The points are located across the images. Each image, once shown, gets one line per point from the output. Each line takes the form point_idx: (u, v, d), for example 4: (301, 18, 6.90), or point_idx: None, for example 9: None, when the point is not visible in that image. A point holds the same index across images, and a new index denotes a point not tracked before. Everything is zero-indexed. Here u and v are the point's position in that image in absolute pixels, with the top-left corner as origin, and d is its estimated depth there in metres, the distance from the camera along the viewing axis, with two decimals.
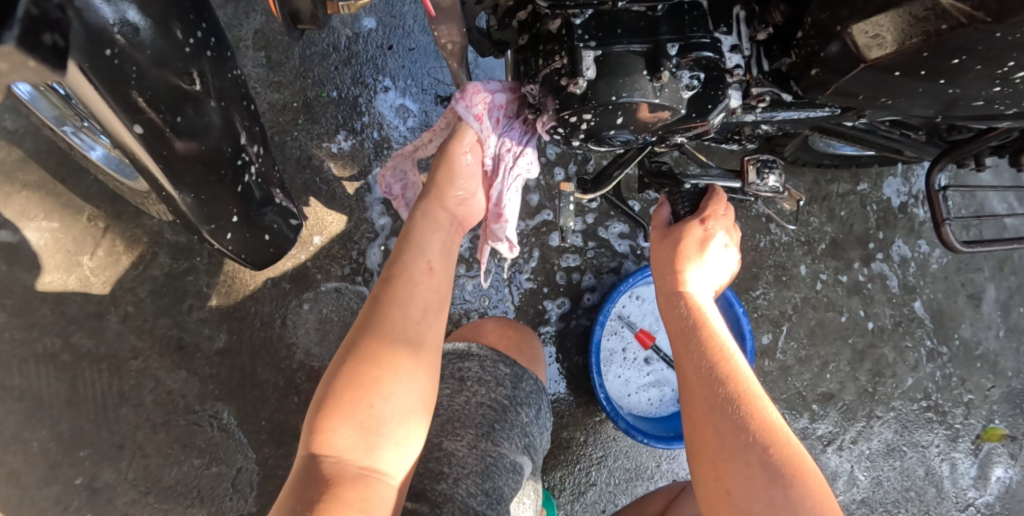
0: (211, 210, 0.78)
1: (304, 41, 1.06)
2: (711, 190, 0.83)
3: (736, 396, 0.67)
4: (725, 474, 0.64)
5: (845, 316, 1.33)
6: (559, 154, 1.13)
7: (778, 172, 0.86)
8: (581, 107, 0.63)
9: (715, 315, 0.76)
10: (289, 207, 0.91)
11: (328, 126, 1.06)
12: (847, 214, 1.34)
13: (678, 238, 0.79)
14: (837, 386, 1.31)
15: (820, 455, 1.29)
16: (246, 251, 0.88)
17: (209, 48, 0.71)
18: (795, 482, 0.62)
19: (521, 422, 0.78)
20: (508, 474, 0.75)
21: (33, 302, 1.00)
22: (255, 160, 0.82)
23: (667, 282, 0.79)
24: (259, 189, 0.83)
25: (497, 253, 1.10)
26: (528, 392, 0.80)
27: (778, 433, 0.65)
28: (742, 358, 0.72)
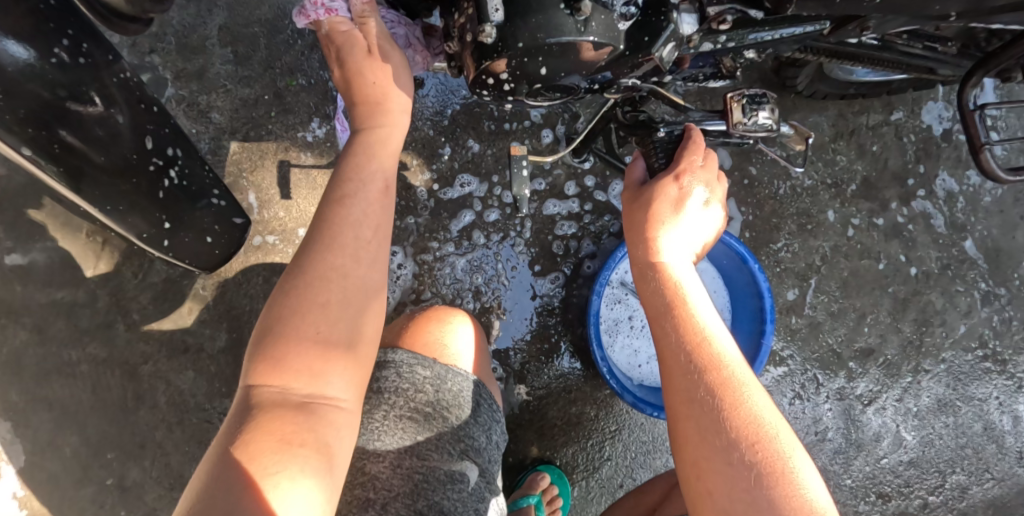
0: (139, 217, 0.79)
1: (269, 30, 1.03)
2: (689, 137, 0.74)
3: (713, 383, 0.62)
4: (706, 471, 0.59)
5: (883, 263, 1.22)
6: (545, 115, 1.07)
7: (768, 107, 0.77)
8: (497, 57, 0.58)
9: (691, 289, 0.69)
10: (231, 206, 0.91)
11: (301, 115, 1.04)
12: (879, 149, 1.22)
13: (649, 201, 0.72)
14: (877, 340, 1.21)
15: (860, 415, 1.20)
16: (190, 257, 0.88)
17: (84, 52, 0.70)
18: (776, 485, 0.57)
19: (450, 426, 0.73)
20: (445, 485, 0.70)
21: (49, 318, 1.03)
22: (172, 163, 0.82)
23: (640, 251, 0.71)
24: (188, 190, 0.84)
25: (487, 226, 1.05)
26: (456, 392, 0.76)
27: (761, 426, 0.60)
28: (726, 341, 0.66)
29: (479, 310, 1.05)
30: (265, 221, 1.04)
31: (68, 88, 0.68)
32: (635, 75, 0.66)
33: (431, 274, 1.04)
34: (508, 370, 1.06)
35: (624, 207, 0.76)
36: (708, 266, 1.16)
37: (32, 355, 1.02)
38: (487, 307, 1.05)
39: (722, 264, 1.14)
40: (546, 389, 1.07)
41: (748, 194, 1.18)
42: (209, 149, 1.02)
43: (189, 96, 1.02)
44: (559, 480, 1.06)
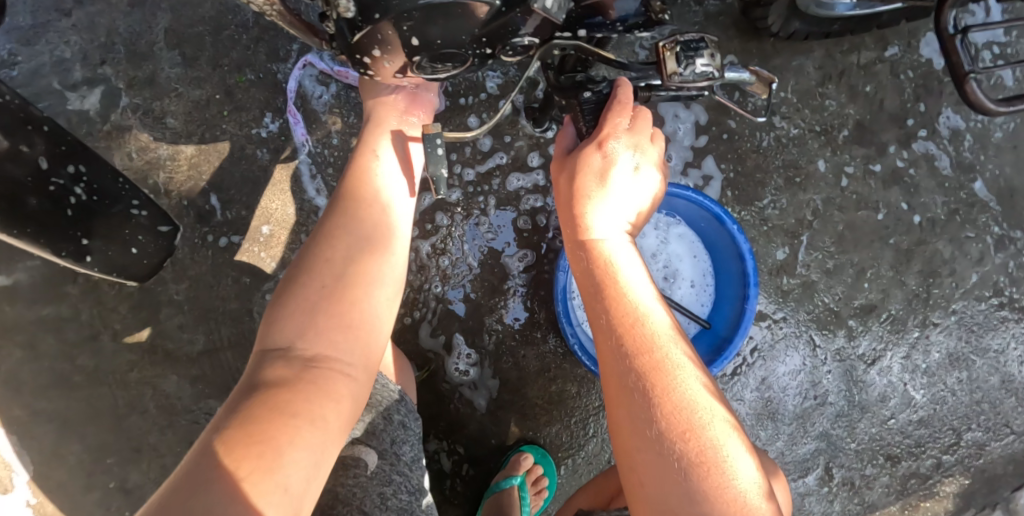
0: (54, 236, 0.89)
1: (213, 28, 1.02)
2: (616, 93, 0.66)
3: (644, 369, 0.56)
4: (637, 464, 0.54)
5: (883, 213, 1.14)
6: (501, 86, 1.03)
7: (706, 53, 0.69)
8: (361, 27, 0.57)
9: (624, 263, 0.63)
10: (153, 214, 0.97)
11: (252, 110, 1.02)
12: (872, 89, 1.13)
13: (574, 170, 0.66)
14: (880, 296, 1.14)
15: (863, 376, 1.14)
16: (115, 269, 0.95)
17: None
18: (705, 477, 0.53)
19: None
20: (338, 471, 0.65)
21: (38, 334, 1.05)
22: (79, 180, 0.91)
23: (570, 227, 0.66)
24: (99, 203, 0.93)
25: (448, 206, 1.01)
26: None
27: (695, 413, 0.55)
28: (660, 319, 0.60)
29: (448, 294, 1.02)
30: (229, 221, 1.03)
31: None
32: (528, 31, 0.61)
33: None
34: (482, 350, 1.02)
35: (553, 176, 0.71)
36: (687, 230, 1.08)
37: (29, 371, 1.05)
38: (455, 289, 1.01)
39: (699, 226, 1.05)
40: (524, 368, 1.03)
41: (728, 148, 1.10)
42: (168, 155, 1.02)
43: (144, 103, 1.02)
44: (543, 460, 1.02)
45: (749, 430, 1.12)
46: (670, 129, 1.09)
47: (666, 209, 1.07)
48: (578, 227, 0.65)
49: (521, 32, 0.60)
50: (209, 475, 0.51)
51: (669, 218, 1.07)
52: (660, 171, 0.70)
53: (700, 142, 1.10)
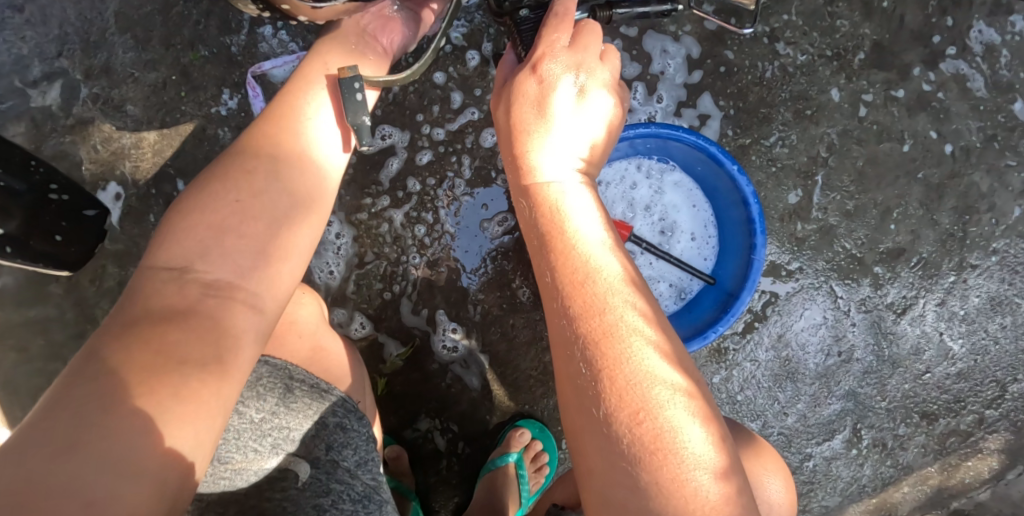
0: None
1: (160, 4, 0.97)
2: (552, 11, 0.58)
3: (592, 336, 0.51)
4: (586, 444, 0.50)
5: (908, 144, 1.02)
6: (467, 34, 0.93)
7: None
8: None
9: (575, 210, 0.55)
10: (75, 198, 0.90)
11: (210, 88, 0.98)
12: (889, 5, 1.01)
13: (509, 105, 0.58)
14: (908, 238, 1.03)
15: (893, 327, 1.04)
16: (43, 258, 0.88)
17: None
18: (655, 460, 0.48)
19: (251, 420, 0.63)
20: (262, 487, 0.61)
21: (27, 336, 1.04)
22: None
23: (515, 172, 0.59)
24: (14, 189, 0.85)
25: (420, 171, 0.94)
26: (255, 382, 0.65)
27: (649, 388, 0.49)
28: (615, 275, 0.53)
29: (428, 265, 0.95)
30: None
31: None
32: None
33: (369, 233, 0.94)
34: (468, 323, 0.96)
35: (496, 111, 0.63)
36: (683, 177, 0.98)
37: (22, 374, 1.04)
38: (435, 260, 0.95)
39: (697, 171, 0.96)
40: (514, 338, 0.96)
41: (726, 83, 1.00)
42: (132, 144, 0.99)
43: (101, 93, 0.98)
44: (541, 435, 0.96)
45: (767, 393, 1.03)
46: (659, 67, 0.99)
47: (659, 155, 0.97)
48: (522, 171, 0.58)
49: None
50: (93, 422, 0.49)
51: (663, 165, 0.97)
52: (614, 94, 0.60)
53: (694, 78, 0.99)
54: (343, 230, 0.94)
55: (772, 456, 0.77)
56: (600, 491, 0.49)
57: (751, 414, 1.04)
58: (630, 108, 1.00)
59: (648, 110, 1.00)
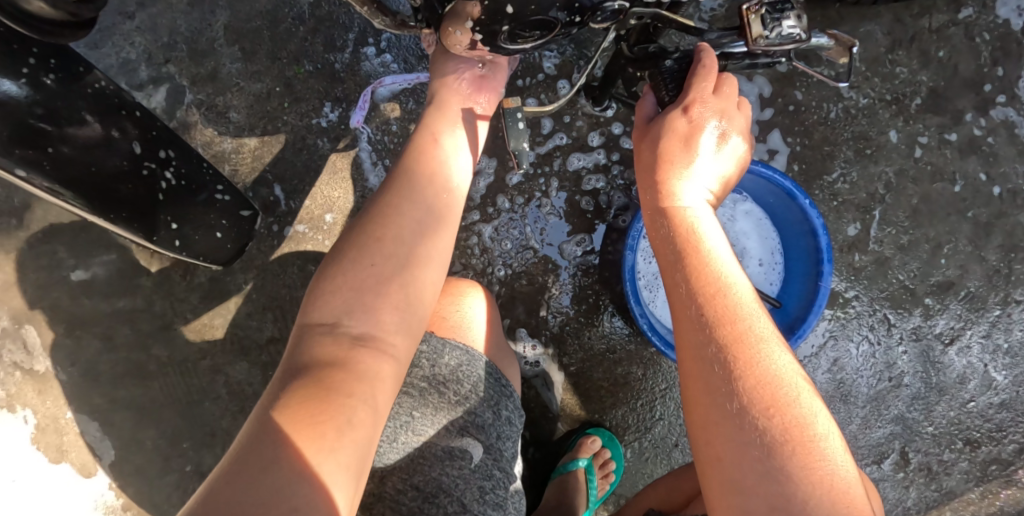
0: (146, 220, 0.78)
1: (271, 22, 1.03)
2: (699, 61, 0.67)
3: (726, 339, 0.56)
4: (715, 436, 0.53)
5: (960, 185, 1.08)
6: (560, 66, 1.02)
7: (794, 14, 0.66)
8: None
9: (709, 232, 0.63)
10: (234, 199, 0.88)
11: (313, 102, 1.05)
12: (946, 54, 1.07)
13: (658, 137, 0.67)
14: (957, 272, 1.08)
15: (941, 357, 1.09)
16: (202, 254, 0.86)
17: (52, 69, 0.67)
18: (793, 453, 0.51)
19: (446, 401, 0.72)
20: (442, 461, 0.70)
21: (114, 326, 1.08)
22: (167, 165, 0.80)
23: (653, 194, 0.66)
24: (189, 189, 0.82)
25: (511, 190, 1.02)
26: (453, 367, 0.74)
27: (781, 388, 0.54)
28: (744, 290, 0.59)
29: (511, 277, 1.03)
30: (293, 211, 1.06)
31: (42, 105, 0.66)
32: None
33: (458, 244, 1.02)
34: (546, 336, 1.03)
35: (634, 144, 0.72)
36: (754, 207, 1.05)
37: (107, 361, 1.08)
38: (518, 271, 1.03)
39: (770, 203, 1.02)
40: (589, 350, 1.04)
41: (794, 121, 1.06)
42: (233, 149, 1.04)
43: (206, 99, 1.04)
44: (611, 444, 1.02)
45: None
46: None
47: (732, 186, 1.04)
48: (664, 193, 0.65)
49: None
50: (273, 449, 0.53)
51: (736, 195, 1.05)
52: (745, 139, 0.69)
53: (766, 115, 1.06)
54: None
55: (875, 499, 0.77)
56: (730, 485, 0.52)
57: None
58: None
59: None
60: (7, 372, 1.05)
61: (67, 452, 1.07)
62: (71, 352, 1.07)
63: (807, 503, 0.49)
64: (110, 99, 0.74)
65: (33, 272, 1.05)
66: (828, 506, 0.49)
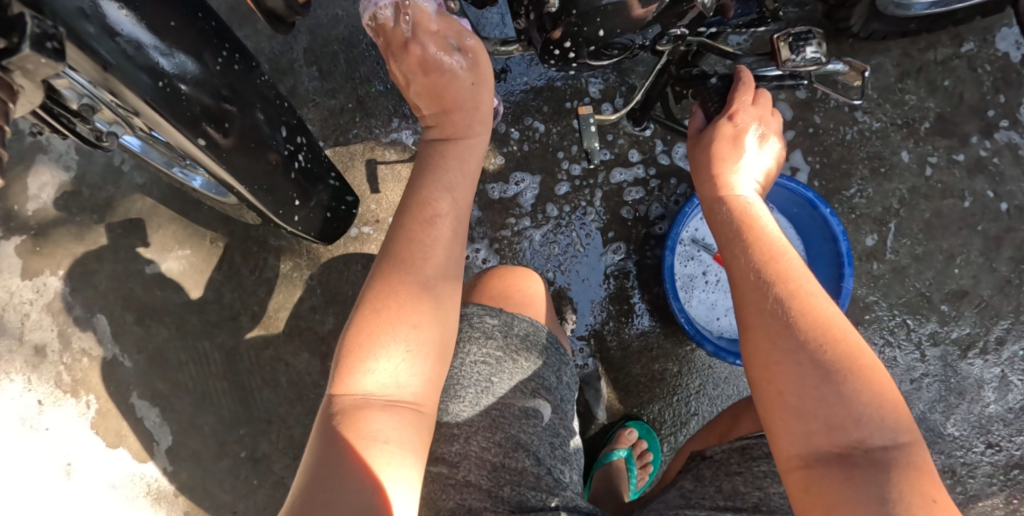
0: (276, 196, 0.83)
1: (346, 47, 1.17)
2: (740, 79, 0.78)
3: (786, 292, 0.64)
4: (777, 373, 0.61)
5: (969, 201, 1.16)
6: (603, 90, 1.14)
7: (815, 42, 0.77)
8: (561, 24, 0.68)
9: (761, 216, 0.72)
10: (340, 184, 0.94)
11: (382, 117, 1.17)
12: (951, 83, 1.16)
13: (710, 142, 0.77)
14: (970, 281, 1.16)
15: (959, 362, 1.16)
16: (307, 228, 0.92)
17: (237, 62, 0.73)
18: (848, 379, 0.59)
19: (521, 367, 0.69)
20: (520, 419, 0.67)
21: (185, 316, 1.16)
22: (300, 148, 0.85)
23: (710, 189, 0.76)
24: (310, 170, 0.87)
25: (559, 200, 1.12)
26: (524, 336, 0.71)
27: (833, 327, 0.62)
28: (794, 258, 0.68)
29: (557, 278, 1.12)
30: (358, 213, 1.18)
31: (227, 89, 0.72)
32: (684, 22, 0.72)
33: (510, 248, 1.11)
34: (588, 335, 1.11)
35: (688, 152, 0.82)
36: (780, 217, 1.15)
37: (174, 348, 1.16)
38: (563, 272, 1.12)
39: (794, 212, 1.12)
40: (628, 347, 1.11)
41: (813, 142, 1.15)
42: None
43: None
44: (648, 435, 1.07)
45: None
46: None
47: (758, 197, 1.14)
48: (723, 186, 0.75)
49: (678, 24, 0.71)
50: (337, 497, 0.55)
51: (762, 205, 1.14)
52: (779, 140, 0.80)
53: (788, 136, 1.15)
54: (489, 257, 1.11)
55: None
56: (798, 411, 0.60)
57: None
58: None
59: None
60: (74, 357, 1.13)
61: (124, 436, 1.13)
62: (140, 339, 1.15)
63: (857, 420, 0.58)
64: (269, 91, 0.79)
65: (111, 264, 1.15)
66: (874, 420, 0.58)
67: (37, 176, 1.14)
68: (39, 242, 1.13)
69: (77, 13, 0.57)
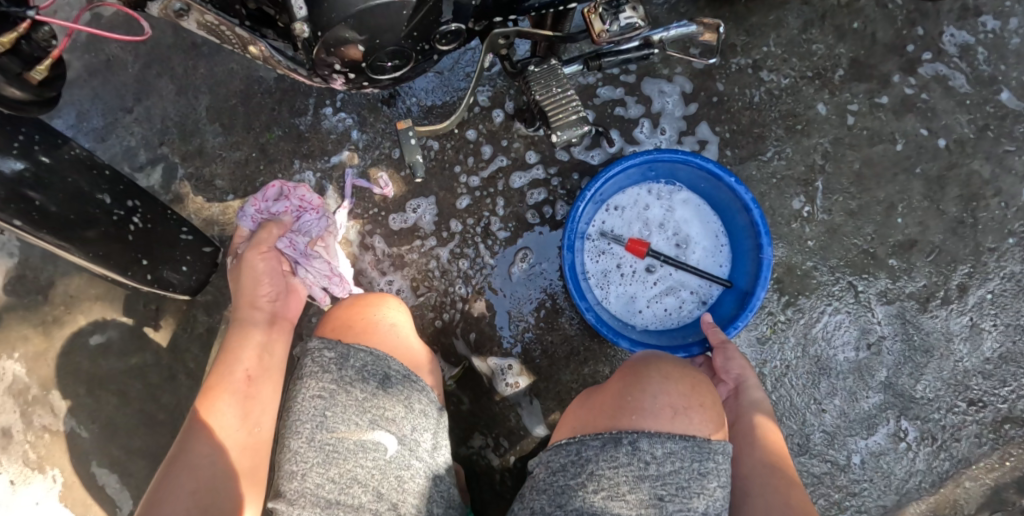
0: (115, 260, 0.88)
1: (244, 99, 1.17)
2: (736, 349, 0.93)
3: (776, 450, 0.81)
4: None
5: (901, 143, 1.08)
6: (492, 97, 1.11)
7: (626, 8, 0.77)
8: (319, 44, 0.67)
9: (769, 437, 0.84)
10: (199, 237, 0.98)
11: (283, 161, 1.16)
12: (861, 24, 1.09)
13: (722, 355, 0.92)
14: (918, 229, 1.07)
15: (920, 317, 1.06)
16: (171, 286, 0.96)
17: (39, 143, 0.80)
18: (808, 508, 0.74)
19: (355, 399, 0.72)
20: (356, 454, 0.70)
21: (129, 382, 1.15)
22: (134, 211, 0.90)
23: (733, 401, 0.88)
24: (153, 231, 0.92)
25: (461, 214, 1.11)
26: (361, 367, 0.74)
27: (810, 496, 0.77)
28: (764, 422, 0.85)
29: (473, 293, 1.10)
30: None
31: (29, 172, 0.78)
32: (450, 18, 0.68)
33: (421, 270, 1.10)
34: (512, 348, 1.09)
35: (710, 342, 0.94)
36: (691, 194, 1.07)
37: (123, 416, 1.15)
38: (479, 287, 1.10)
39: (702, 190, 1.05)
40: (553, 354, 1.09)
41: (719, 111, 1.09)
42: (221, 212, 1.17)
43: (194, 172, 1.17)
44: None
45: (803, 390, 1.06)
46: (657, 105, 1.10)
47: (664, 178, 1.06)
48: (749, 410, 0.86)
49: (445, 21, 0.67)
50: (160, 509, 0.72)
51: (670, 186, 1.06)
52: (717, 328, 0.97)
53: (691, 110, 1.09)
54: (402, 285, 1.11)
55: (675, 365, 0.77)
56: None
57: (790, 412, 1.07)
58: (638, 140, 1.10)
59: (654, 141, 1.10)
60: (37, 435, 1.13)
61: (91, 505, 1.14)
62: (92, 410, 1.15)
63: None
64: (85, 159, 0.86)
65: (59, 340, 1.15)
66: None
67: None
68: None
69: None
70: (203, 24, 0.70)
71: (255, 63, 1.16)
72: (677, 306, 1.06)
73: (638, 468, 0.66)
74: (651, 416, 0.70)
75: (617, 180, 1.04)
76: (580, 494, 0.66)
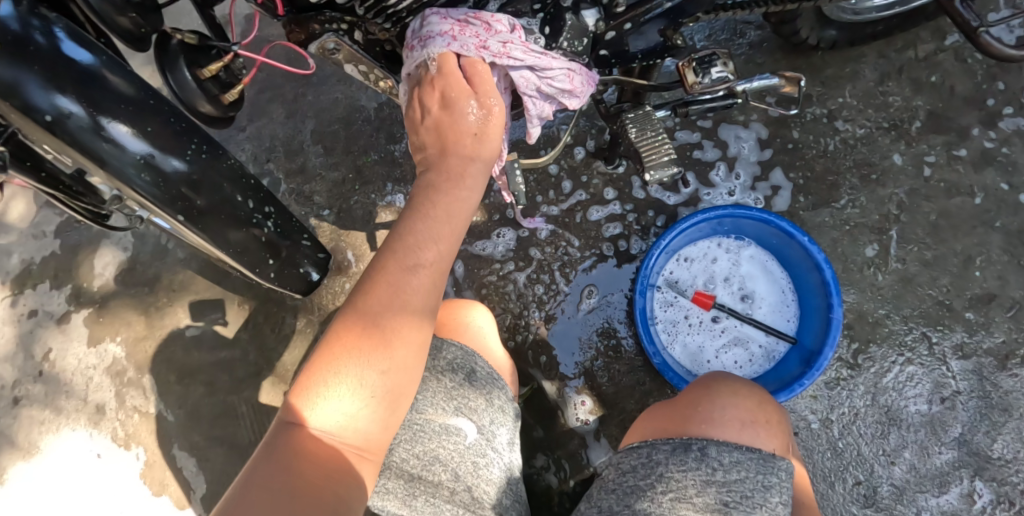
0: (250, 258, 0.92)
1: (345, 125, 1.28)
2: None
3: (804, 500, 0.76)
4: None
5: (980, 197, 1.08)
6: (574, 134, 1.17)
7: (719, 62, 0.82)
8: None
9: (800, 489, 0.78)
10: (315, 243, 1.03)
11: (377, 184, 1.27)
12: (939, 78, 1.11)
13: None
14: (997, 282, 1.06)
15: (998, 375, 1.03)
16: (284, 285, 1.02)
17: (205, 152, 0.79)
18: None
19: (444, 386, 0.77)
20: (439, 436, 0.75)
21: (216, 374, 1.25)
22: (270, 217, 0.92)
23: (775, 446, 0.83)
24: (285, 235, 0.95)
25: (540, 243, 1.15)
26: (451, 360, 0.79)
27: None
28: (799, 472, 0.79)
29: (544, 317, 1.14)
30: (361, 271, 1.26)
31: (189, 182, 0.78)
32: None
33: (497, 291, 1.15)
34: (577, 372, 1.12)
35: None
36: (757, 250, 1.09)
37: (207, 404, 1.24)
38: (549, 313, 1.14)
39: (771, 246, 1.07)
40: (616, 383, 1.11)
41: (793, 157, 1.11)
42: (314, 225, 1.26)
43: (296, 188, 1.27)
44: None
45: (871, 441, 1.04)
46: (734, 150, 1.13)
47: (733, 232, 1.09)
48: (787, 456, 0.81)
49: None
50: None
51: (738, 241, 1.09)
52: None
53: (766, 155, 1.12)
54: None
55: (747, 385, 0.78)
56: None
57: (857, 463, 1.04)
58: (713, 183, 1.12)
59: (728, 185, 1.12)
60: (127, 414, 1.23)
61: (166, 485, 1.21)
62: (180, 397, 1.24)
63: None
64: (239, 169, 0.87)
65: (159, 330, 1.26)
66: None
67: (102, 256, 1.27)
68: (101, 311, 1.26)
69: (88, 128, 0.68)
70: (351, 62, 0.77)
71: (358, 93, 1.28)
72: (746, 359, 1.06)
73: (706, 473, 0.69)
74: (717, 426, 0.72)
75: (688, 232, 1.07)
76: (649, 494, 0.70)
